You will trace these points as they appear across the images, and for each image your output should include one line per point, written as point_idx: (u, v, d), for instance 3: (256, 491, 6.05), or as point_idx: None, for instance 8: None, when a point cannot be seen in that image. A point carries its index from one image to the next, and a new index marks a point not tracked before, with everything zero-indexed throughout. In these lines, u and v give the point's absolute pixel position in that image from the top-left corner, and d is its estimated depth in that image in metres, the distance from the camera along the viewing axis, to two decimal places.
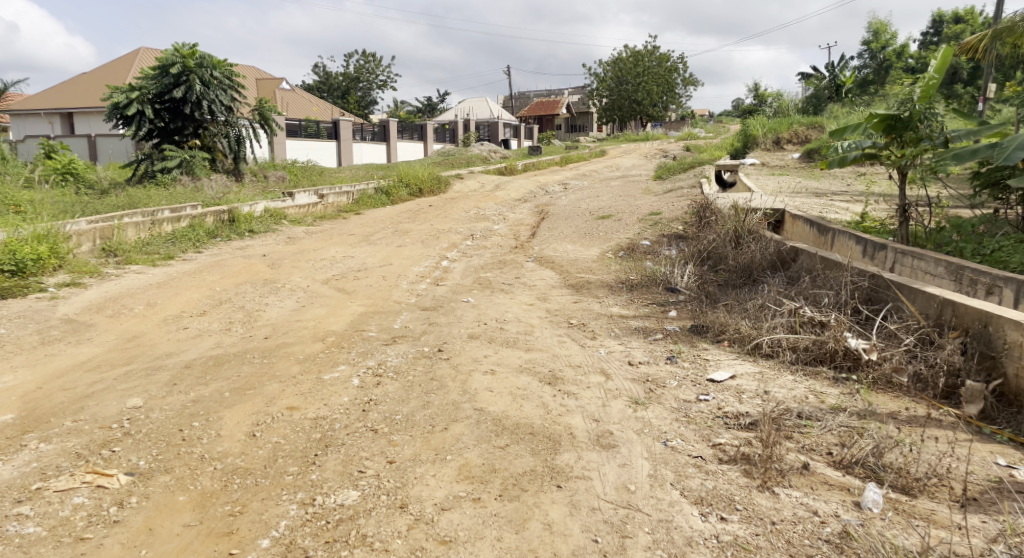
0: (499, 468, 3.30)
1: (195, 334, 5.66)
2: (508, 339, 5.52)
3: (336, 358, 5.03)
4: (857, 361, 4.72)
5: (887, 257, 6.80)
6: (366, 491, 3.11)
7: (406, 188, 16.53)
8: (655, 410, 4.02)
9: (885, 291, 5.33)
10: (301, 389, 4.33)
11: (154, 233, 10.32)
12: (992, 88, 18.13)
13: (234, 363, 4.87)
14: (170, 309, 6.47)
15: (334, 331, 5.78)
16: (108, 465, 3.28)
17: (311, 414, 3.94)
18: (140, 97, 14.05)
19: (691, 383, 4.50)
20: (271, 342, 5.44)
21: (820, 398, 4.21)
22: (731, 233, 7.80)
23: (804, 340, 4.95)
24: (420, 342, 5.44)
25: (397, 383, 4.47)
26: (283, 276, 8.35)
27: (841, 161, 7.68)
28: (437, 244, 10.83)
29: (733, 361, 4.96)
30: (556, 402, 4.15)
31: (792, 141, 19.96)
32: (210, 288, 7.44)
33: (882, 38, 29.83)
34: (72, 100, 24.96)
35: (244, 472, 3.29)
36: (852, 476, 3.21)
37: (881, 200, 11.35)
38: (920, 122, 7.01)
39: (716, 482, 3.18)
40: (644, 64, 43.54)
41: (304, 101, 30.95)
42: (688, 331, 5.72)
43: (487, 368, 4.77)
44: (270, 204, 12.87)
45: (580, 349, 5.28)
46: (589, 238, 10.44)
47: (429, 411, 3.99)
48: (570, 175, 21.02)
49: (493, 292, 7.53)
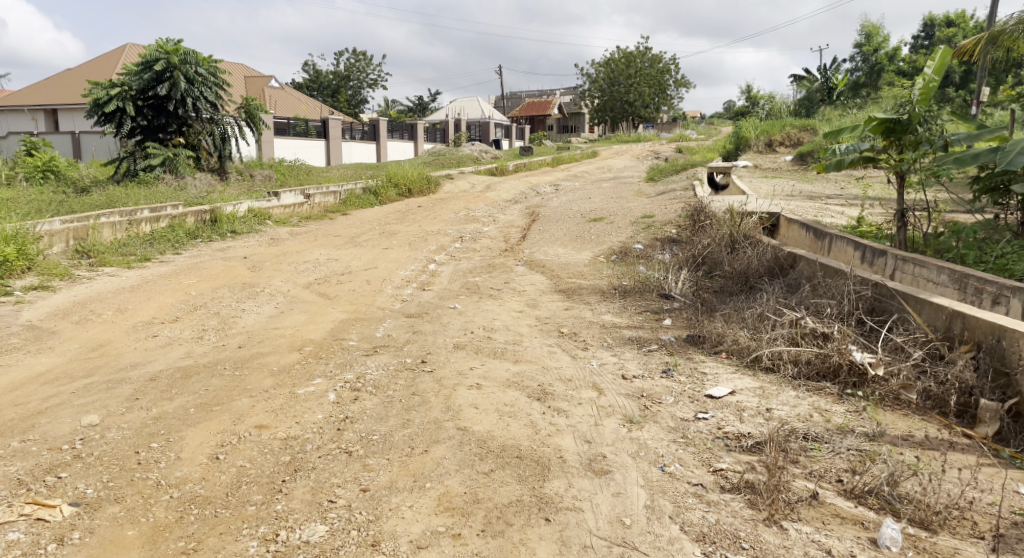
0: (482, 498, 3.03)
1: (165, 343, 5.36)
2: (495, 350, 5.25)
3: (312, 370, 4.74)
4: (863, 376, 4.48)
5: (888, 264, 6.57)
6: (336, 526, 2.84)
7: (395, 189, 16.23)
8: (652, 430, 3.77)
9: (889, 300, 5.10)
10: (272, 406, 4.04)
11: (132, 234, 9.99)
12: (985, 92, 18.01)
13: (203, 375, 4.58)
14: (141, 315, 6.17)
15: (312, 340, 5.50)
16: (51, 494, 2.98)
17: (281, 434, 3.65)
18: (122, 94, 13.69)
19: (688, 400, 4.24)
20: (244, 352, 5.14)
21: (825, 418, 3.97)
22: (726, 237, 7.59)
23: (806, 353, 4.70)
24: (403, 353, 5.16)
25: (376, 399, 4.19)
26: (263, 280, 8.04)
27: (838, 165, 7.36)
28: (424, 246, 10.55)
29: (732, 375, 4.71)
30: (545, 421, 3.88)
31: (784, 143, 19.80)
32: (185, 292, 7.13)
33: (874, 41, 29.75)
34: (55, 96, 24.51)
35: (203, 501, 3.01)
36: (865, 508, 2.96)
37: (877, 204, 11.16)
38: (919, 125, 6.77)
39: (719, 515, 2.93)
40: (636, 66, 43.39)
41: (293, 99, 30.57)
42: (684, 342, 5.48)
43: (473, 382, 4.49)
44: (255, 204, 12.55)
45: (570, 361, 5.02)
46: (581, 241, 10.19)
47: (410, 430, 3.71)
48: (561, 176, 20.77)
49: (481, 298, 7.25)
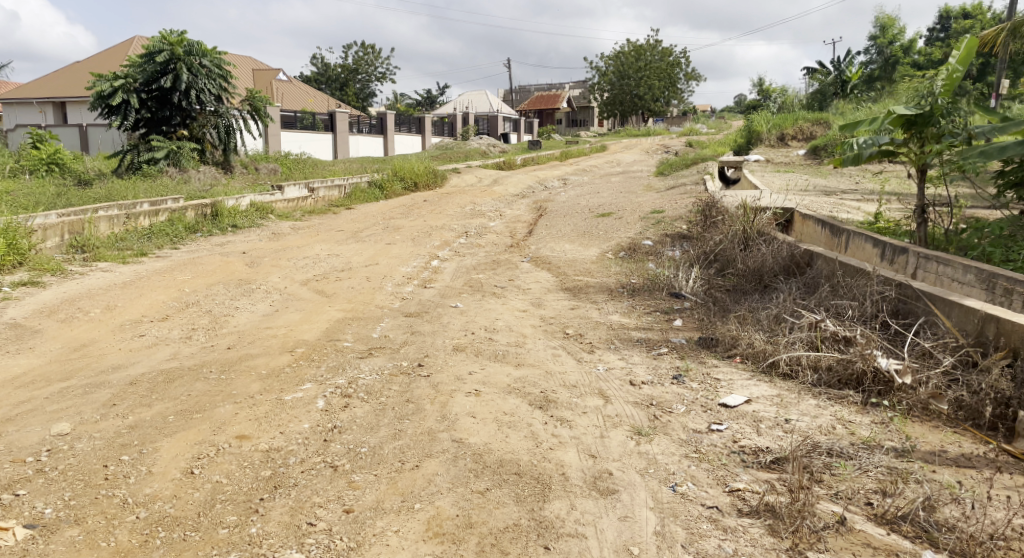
0: (475, 521, 2.78)
1: (151, 343, 5.12)
2: (496, 352, 4.98)
3: (302, 374, 4.48)
4: (889, 385, 4.19)
5: (909, 262, 6.25)
6: (313, 553, 2.60)
7: (401, 183, 15.99)
8: (661, 443, 3.49)
9: (915, 302, 4.83)
10: (256, 414, 3.78)
11: (130, 229, 9.78)
12: (1004, 85, 17.52)
13: (186, 379, 4.33)
14: (131, 313, 5.94)
15: (305, 341, 5.25)
16: (5, 516, 2.76)
17: (263, 445, 3.40)
18: (126, 86, 13.46)
19: (701, 409, 3.96)
20: (232, 353, 4.89)
21: (849, 430, 3.70)
22: (739, 234, 7.31)
23: (827, 359, 4.42)
24: (399, 356, 4.90)
25: (368, 406, 3.94)
26: (260, 276, 7.81)
27: (856, 159, 6.94)
28: (428, 242, 10.28)
29: (748, 382, 4.43)
30: (547, 432, 3.62)
31: (796, 137, 19.40)
32: (178, 289, 6.89)
33: (890, 33, 29.10)
34: (63, 89, 24.41)
35: (171, 523, 2.78)
36: (899, 535, 2.70)
37: (895, 200, 10.83)
38: (942, 117, 6.45)
39: (737, 544, 2.66)
40: (646, 59, 42.87)
41: (301, 93, 30.36)
42: (696, 344, 5.21)
43: (471, 389, 4.23)
44: (258, 198, 12.34)
45: (575, 365, 4.74)
46: (588, 237, 9.89)
47: (401, 442, 3.45)
48: (570, 170, 20.46)
49: (484, 296, 6.98)
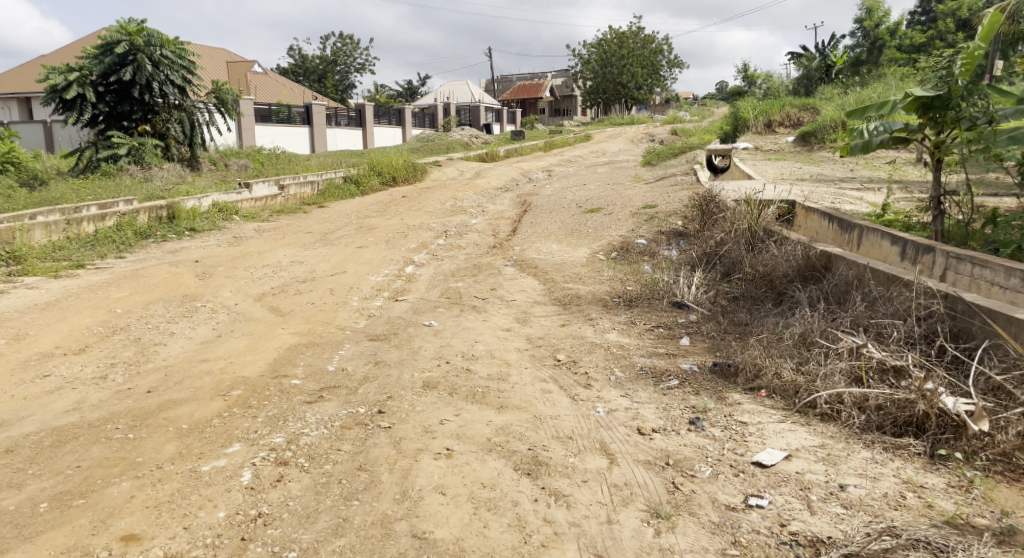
0: None
1: (54, 387, 4.22)
2: (475, 392, 4.10)
3: (231, 429, 3.59)
4: (960, 430, 3.35)
5: (936, 262, 5.36)
6: None
7: (377, 178, 15.00)
8: (687, 533, 2.71)
9: (970, 320, 3.98)
10: (158, 496, 2.91)
11: (71, 236, 8.80)
12: (999, 66, 16.61)
13: (81, 442, 3.43)
14: (45, 344, 5.04)
15: (245, 378, 4.36)
16: None
17: (156, 552, 2.59)
18: (81, 79, 12.31)
19: (732, 472, 3.12)
20: (151, 400, 3.99)
21: (924, 500, 2.90)
22: (745, 233, 6.46)
23: (876, 398, 3.59)
24: (356, 400, 3.99)
25: (308, 479, 3.06)
26: (209, 290, 6.89)
27: (865, 146, 5.88)
28: (403, 244, 9.36)
29: (782, 427, 3.59)
30: (538, 517, 2.80)
31: (783, 124, 18.47)
32: (109, 310, 5.95)
33: (876, 16, 27.82)
34: (25, 85, 23.24)
35: None
36: None
37: (900, 190, 10.00)
38: (962, 100, 5.48)
39: None
40: (628, 46, 41.76)
41: (276, 85, 29.21)
42: (712, 373, 4.38)
43: (442, 447, 3.36)
44: (221, 198, 11.39)
45: (570, 407, 3.88)
46: (578, 235, 9.02)
47: (347, 541, 2.65)
48: (555, 161, 19.54)
49: (462, 311, 6.11)
